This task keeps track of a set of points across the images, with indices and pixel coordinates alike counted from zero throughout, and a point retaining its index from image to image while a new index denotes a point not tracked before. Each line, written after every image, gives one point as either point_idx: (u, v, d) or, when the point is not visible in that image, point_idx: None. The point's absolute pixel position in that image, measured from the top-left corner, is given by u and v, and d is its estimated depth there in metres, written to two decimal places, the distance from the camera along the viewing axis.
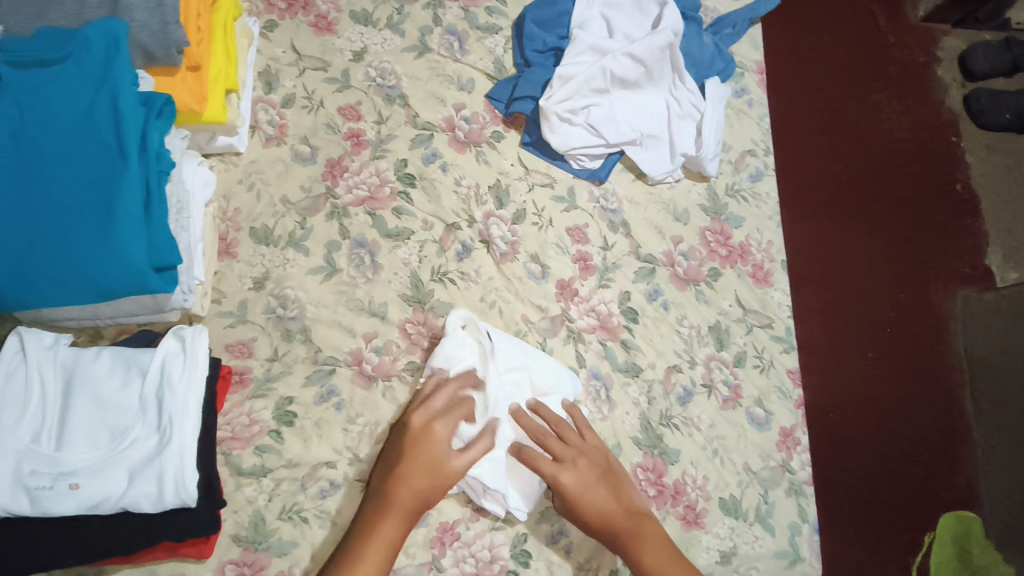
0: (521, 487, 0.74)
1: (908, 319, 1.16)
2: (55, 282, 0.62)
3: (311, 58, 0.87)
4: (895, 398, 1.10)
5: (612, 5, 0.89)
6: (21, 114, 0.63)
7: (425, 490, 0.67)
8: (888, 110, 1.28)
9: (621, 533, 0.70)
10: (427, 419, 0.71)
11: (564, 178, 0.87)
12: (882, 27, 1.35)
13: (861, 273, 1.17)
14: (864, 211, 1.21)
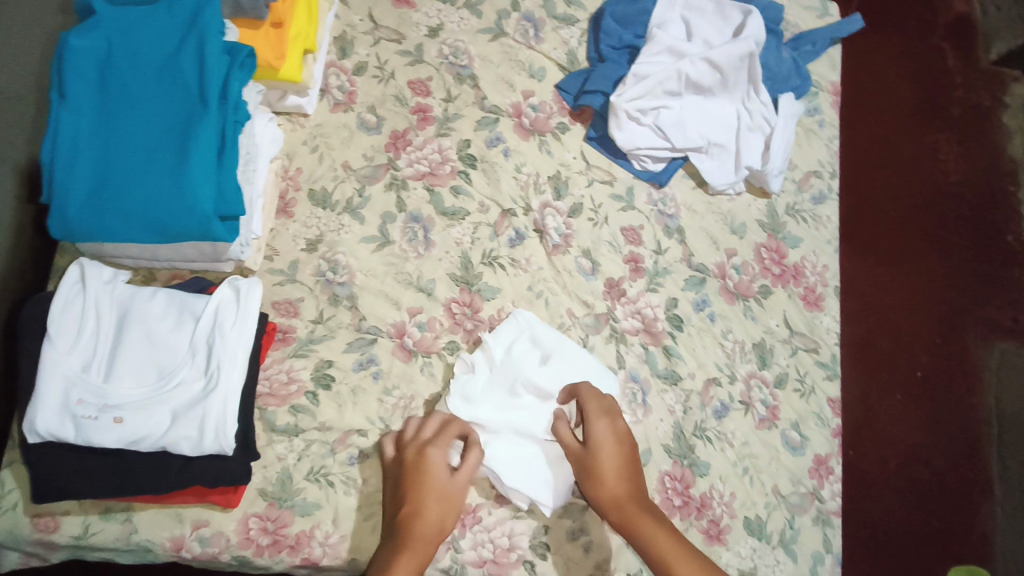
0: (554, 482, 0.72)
1: (941, 366, 1.14)
2: (123, 219, 0.63)
3: (387, 29, 0.87)
4: (919, 444, 1.08)
5: (694, 9, 0.87)
6: (110, 52, 0.64)
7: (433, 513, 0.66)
8: (945, 151, 1.25)
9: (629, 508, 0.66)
10: (418, 448, 0.69)
11: (624, 177, 0.86)
12: (951, 66, 1.31)
13: (897, 312, 1.16)
14: (908, 253, 1.19)
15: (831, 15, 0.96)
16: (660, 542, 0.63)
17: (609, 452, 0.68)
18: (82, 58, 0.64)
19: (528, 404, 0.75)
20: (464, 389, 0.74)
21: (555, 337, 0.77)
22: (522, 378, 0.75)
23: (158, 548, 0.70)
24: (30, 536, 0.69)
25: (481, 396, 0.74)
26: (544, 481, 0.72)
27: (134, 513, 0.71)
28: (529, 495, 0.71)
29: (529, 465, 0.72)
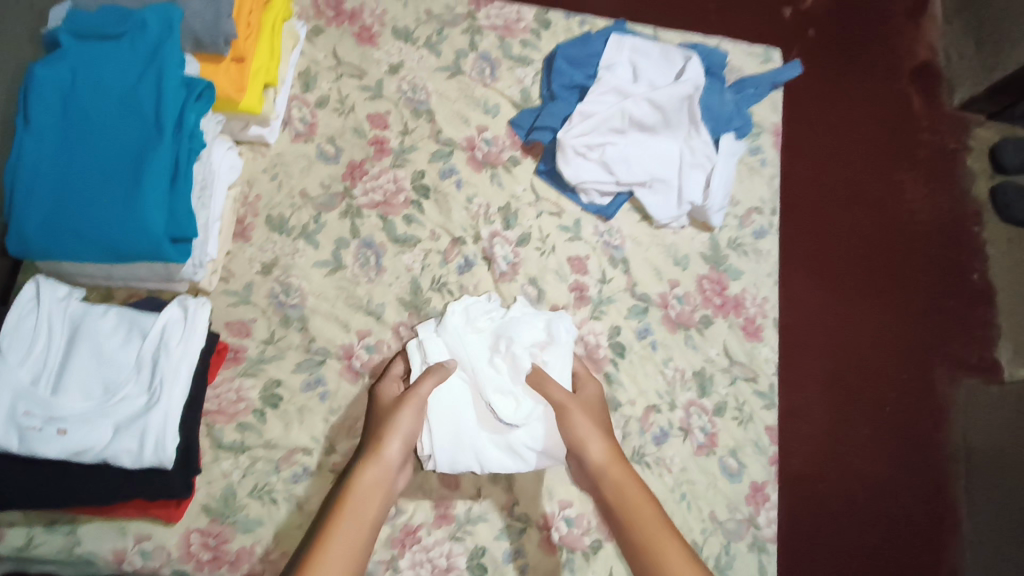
0: (463, 446, 0.73)
1: (908, 401, 1.16)
2: (78, 239, 0.67)
3: (349, 65, 0.92)
4: (886, 479, 1.10)
5: (641, 52, 0.92)
6: (73, 82, 0.68)
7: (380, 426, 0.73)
8: (911, 191, 1.28)
9: (614, 469, 0.70)
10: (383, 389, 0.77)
11: (572, 210, 0.90)
12: (916, 108, 1.35)
13: (863, 349, 1.17)
14: (879, 288, 1.21)
15: (774, 62, 1.01)
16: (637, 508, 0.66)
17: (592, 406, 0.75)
18: (46, 87, 0.67)
19: (501, 372, 0.75)
20: (463, 315, 0.78)
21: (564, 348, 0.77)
22: (511, 346, 0.75)
23: (100, 561, 0.71)
24: None
25: (472, 333, 0.77)
26: (459, 444, 0.73)
27: (77, 526, 0.72)
28: (437, 440, 0.73)
29: (459, 419, 0.73)
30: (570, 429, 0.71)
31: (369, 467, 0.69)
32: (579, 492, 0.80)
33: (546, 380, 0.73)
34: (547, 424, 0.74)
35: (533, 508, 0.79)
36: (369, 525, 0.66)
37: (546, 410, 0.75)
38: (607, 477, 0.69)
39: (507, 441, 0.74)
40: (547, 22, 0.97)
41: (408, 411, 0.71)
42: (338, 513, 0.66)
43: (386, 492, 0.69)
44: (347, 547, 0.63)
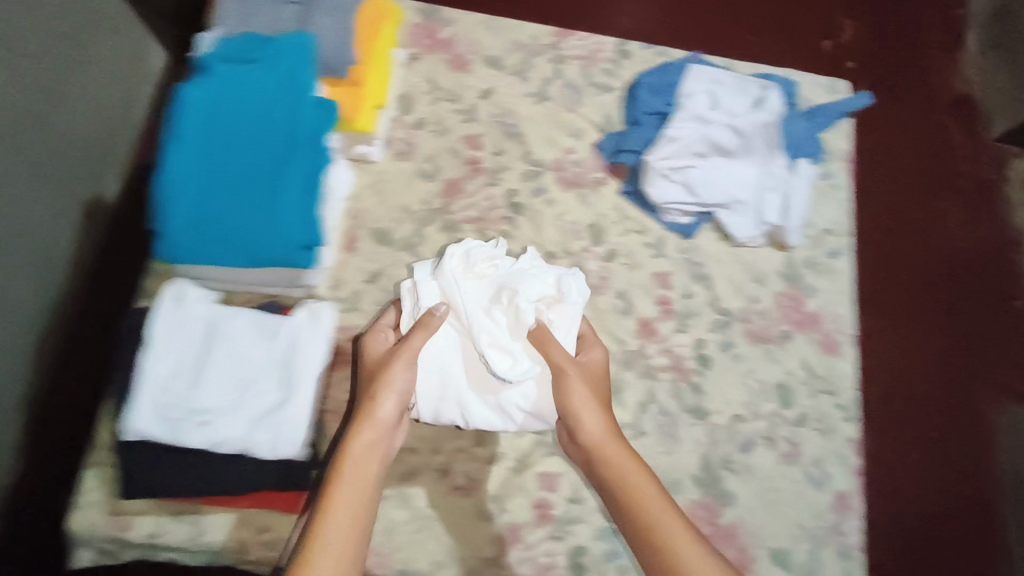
0: (456, 398, 0.75)
1: (952, 426, 1.15)
2: (223, 246, 0.72)
3: (445, 90, 0.97)
4: (933, 505, 1.08)
5: (717, 81, 0.97)
6: (217, 101, 0.73)
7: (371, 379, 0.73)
8: (951, 219, 1.31)
9: (611, 446, 0.71)
10: (373, 341, 0.77)
11: (654, 229, 0.94)
12: (954, 138, 1.38)
13: (908, 372, 1.17)
14: (922, 314, 1.21)
15: (838, 93, 1.05)
16: (637, 482, 0.68)
17: (594, 374, 0.78)
18: (194, 105, 0.73)
19: (499, 326, 0.75)
20: (465, 262, 0.77)
21: (570, 309, 0.78)
22: (514, 300, 0.74)
23: (223, 550, 0.76)
24: (105, 532, 0.76)
25: (472, 281, 0.77)
26: (449, 397, 0.76)
27: (202, 515, 0.77)
28: (424, 393, 0.76)
29: (451, 372, 0.75)
30: (569, 398, 0.73)
31: (363, 428, 0.69)
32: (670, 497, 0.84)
33: (547, 341, 0.74)
34: (540, 384, 0.76)
35: None
36: (372, 483, 0.66)
37: (542, 371, 0.75)
38: (604, 451, 0.71)
39: (500, 399, 0.75)
40: (627, 52, 1.03)
41: (401, 366, 0.72)
42: (339, 474, 0.65)
43: (383, 451, 0.69)
44: (351, 499, 0.64)
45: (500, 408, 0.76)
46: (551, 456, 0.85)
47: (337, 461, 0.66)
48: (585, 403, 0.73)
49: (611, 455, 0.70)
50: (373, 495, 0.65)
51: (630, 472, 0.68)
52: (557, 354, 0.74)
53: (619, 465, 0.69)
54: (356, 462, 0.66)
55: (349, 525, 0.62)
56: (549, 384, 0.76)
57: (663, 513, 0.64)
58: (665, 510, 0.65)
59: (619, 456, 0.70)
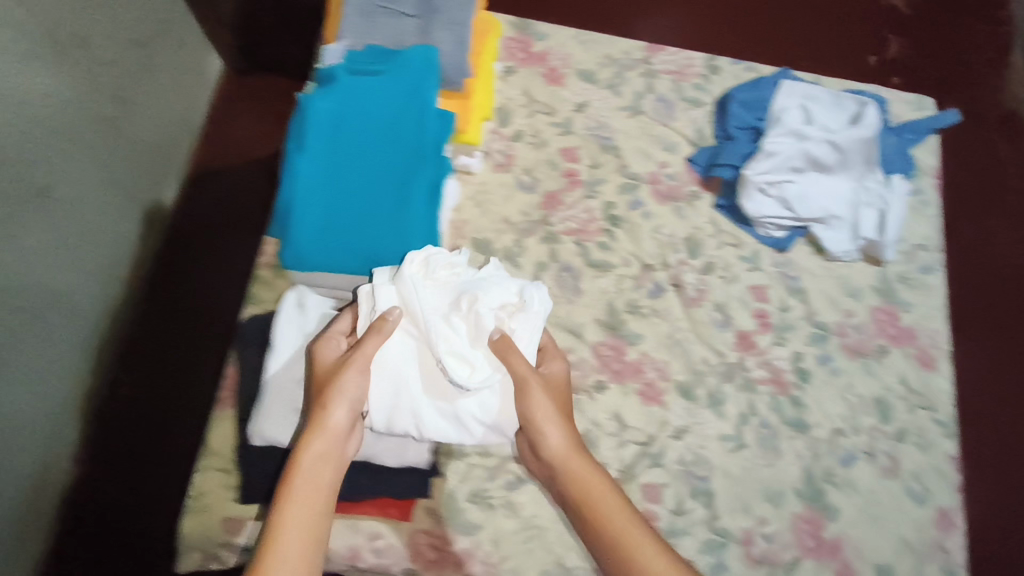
0: (409, 409, 0.69)
1: (1013, 447, 1.10)
2: (348, 254, 0.73)
3: (541, 103, 0.99)
4: (995, 528, 1.03)
5: (811, 98, 0.97)
6: (344, 111, 0.75)
7: (318, 387, 0.68)
8: (1002, 237, 1.29)
9: (574, 460, 0.70)
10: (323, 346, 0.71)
11: (749, 242, 0.95)
12: (1004, 159, 1.39)
13: (961, 389, 1.14)
14: (976, 330, 1.19)
15: (927, 108, 1.05)
16: (603, 499, 0.67)
17: (559, 387, 0.75)
18: (322, 114, 0.74)
19: (459, 333, 0.69)
20: (425, 265, 0.71)
21: (532, 319, 0.72)
22: (474, 305, 0.69)
23: (335, 557, 0.76)
24: (217, 538, 0.74)
25: (431, 286, 0.71)
26: (403, 406, 0.69)
27: None
28: (374, 400, 0.69)
29: (406, 378, 0.69)
30: (529, 412, 0.69)
31: (313, 440, 0.65)
32: (774, 510, 0.84)
33: (509, 350, 0.69)
34: (500, 395, 0.70)
35: (732, 522, 0.83)
36: (326, 500, 0.63)
37: (502, 381, 0.70)
38: (567, 466, 0.69)
39: (456, 409, 0.69)
40: (716, 67, 1.05)
41: (353, 372, 0.67)
42: (292, 492, 0.62)
43: (338, 463, 0.66)
44: (306, 518, 0.62)
45: (456, 419, 0.69)
46: (655, 467, 0.84)
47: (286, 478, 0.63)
48: (548, 416, 0.70)
49: (573, 470, 0.69)
50: (326, 508, 0.63)
51: (594, 487, 0.68)
52: (519, 364, 0.69)
53: (584, 480, 0.69)
54: (309, 476, 0.63)
55: (304, 544, 0.60)
56: (508, 396, 0.70)
57: (629, 531, 0.65)
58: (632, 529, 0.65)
59: (583, 471, 0.69)
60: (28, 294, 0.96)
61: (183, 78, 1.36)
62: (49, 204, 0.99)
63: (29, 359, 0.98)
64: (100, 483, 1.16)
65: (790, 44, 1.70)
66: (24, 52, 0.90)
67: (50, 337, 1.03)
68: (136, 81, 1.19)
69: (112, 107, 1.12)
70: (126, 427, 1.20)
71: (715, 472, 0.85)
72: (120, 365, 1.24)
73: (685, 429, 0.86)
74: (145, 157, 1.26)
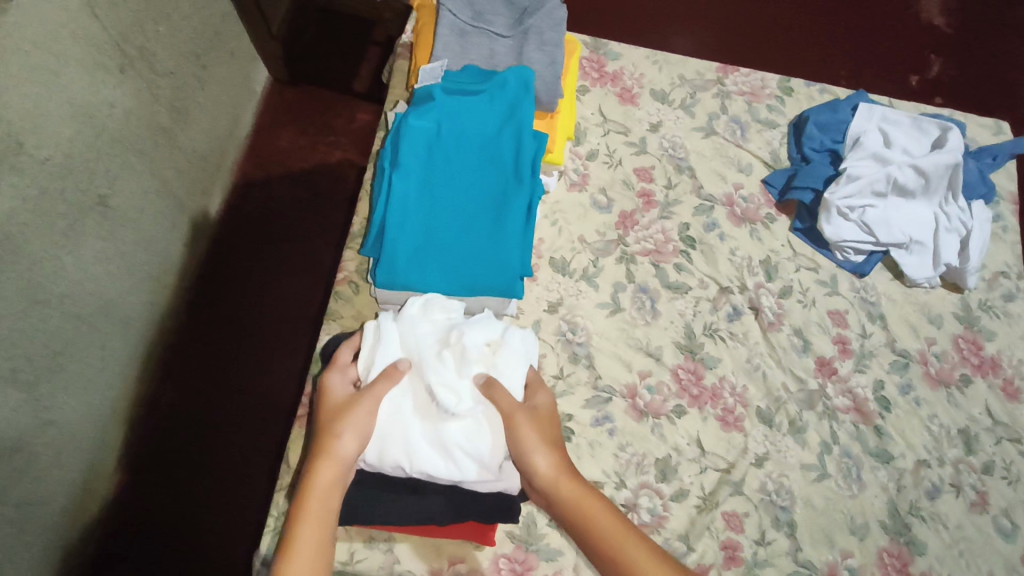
0: (402, 444, 0.66)
1: None
2: (442, 273, 0.72)
3: (615, 122, 0.99)
4: None
5: (890, 121, 0.96)
6: (440, 131, 0.76)
7: (327, 416, 0.65)
8: None
9: (562, 483, 0.65)
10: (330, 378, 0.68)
11: (827, 266, 0.94)
12: None
13: None
14: None
15: (1004, 134, 1.04)
16: (600, 520, 0.63)
17: (540, 409, 0.70)
18: (420, 133, 0.75)
19: (449, 367, 0.68)
20: (421, 305, 0.71)
21: (516, 355, 0.71)
22: (463, 340, 0.68)
23: None
24: None
25: (426, 323, 0.70)
26: (396, 438, 0.66)
27: (394, 543, 0.74)
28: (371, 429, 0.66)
29: (400, 411, 0.67)
30: (517, 444, 0.66)
31: (322, 467, 0.62)
32: (858, 542, 0.81)
33: (496, 388, 0.67)
34: (490, 431, 0.67)
35: (816, 554, 0.80)
36: (331, 529, 0.60)
37: (492, 419, 0.68)
38: (554, 491, 0.65)
39: (445, 442, 0.66)
40: (789, 89, 1.05)
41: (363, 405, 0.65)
42: (299, 519, 0.59)
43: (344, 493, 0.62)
44: (312, 547, 0.58)
45: (446, 453, 0.66)
46: (737, 495, 0.81)
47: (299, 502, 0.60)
48: (536, 443, 0.66)
49: (562, 494, 0.65)
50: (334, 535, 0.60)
51: (588, 509, 0.64)
52: (506, 398, 0.67)
53: (575, 503, 0.64)
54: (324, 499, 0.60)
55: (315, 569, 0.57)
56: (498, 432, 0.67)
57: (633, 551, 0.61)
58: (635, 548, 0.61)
59: (574, 496, 0.64)
60: (85, 302, 0.97)
61: (235, 90, 1.36)
62: (108, 215, 1.00)
63: (82, 367, 0.98)
64: (149, 494, 1.16)
65: (831, 54, 1.70)
66: (91, 63, 0.90)
67: (101, 346, 1.03)
68: (192, 92, 1.19)
69: (169, 115, 1.12)
70: (173, 438, 1.20)
71: (797, 503, 0.82)
72: (169, 375, 1.24)
73: (766, 456, 0.84)
74: (196, 167, 1.26)
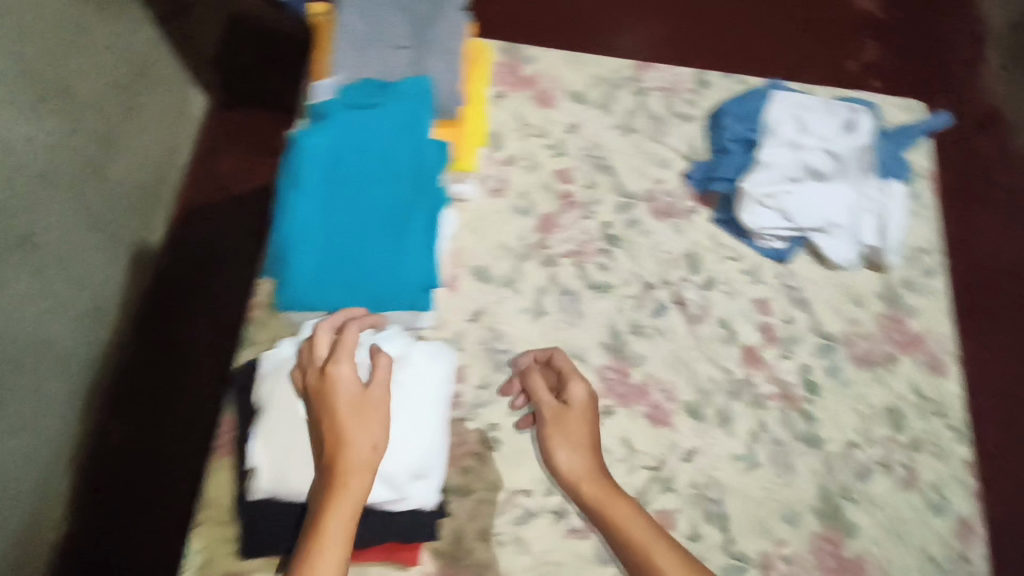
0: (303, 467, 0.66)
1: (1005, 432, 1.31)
2: (346, 291, 0.72)
3: (532, 126, 0.98)
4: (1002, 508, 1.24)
5: (804, 108, 0.97)
6: (337, 147, 0.75)
7: (350, 424, 0.64)
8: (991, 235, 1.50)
9: (596, 490, 0.75)
10: (343, 375, 0.65)
11: (750, 255, 0.94)
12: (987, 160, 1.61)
13: None
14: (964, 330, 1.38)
15: (919, 111, 1.05)
16: (630, 527, 0.71)
17: (578, 414, 0.79)
18: (316, 151, 0.74)
19: None
20: (322, 326, 0.71)
21: (421, 372, 0.71)
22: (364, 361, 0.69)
23: None
24: None
25: None
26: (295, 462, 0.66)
27: None
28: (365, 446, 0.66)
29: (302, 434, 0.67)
30: (558, 439, 0.78)
31: (352, 482, 0.62)
32: (792, 530, 0.81)
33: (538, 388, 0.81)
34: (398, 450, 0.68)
35: (750, 546, 0.79)
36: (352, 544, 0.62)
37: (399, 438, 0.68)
38: (592, 499, 0.75)
39: None
40: (707, 82, 1.05)
41: (378, 417, 0.65)
42: (323, 535, 0.60)
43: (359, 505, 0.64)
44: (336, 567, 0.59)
45: None
46: (668, 492, 0.81)
47: (326, 514, 0.61)
48: (570, 442, 0.78)
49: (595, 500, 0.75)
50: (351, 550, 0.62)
51: (618, 515, 0.73)
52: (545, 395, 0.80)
53: (606, 510, 0.73)
54: (349, 498, 0.62)
55: None
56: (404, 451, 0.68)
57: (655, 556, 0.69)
58: (658, 552, 0.69)
59: (608, 502, 0.74)
60: (15, 341, 0.94)
61: (167, 118, 1.33)
62: (34, 253, 0.97)
63: (21, 407, 0.96)
64: (96, 536, 1.13)
65: (776, 46, 1.71)
66: None
67: (37, 388, 0.99)
68: (120, 119, 1.17)
69: (95, 144, 1.10)
70: (118, 476, 1.18)
71: (729, 495, 0.81)
72: (109, 411, 1.21)
73: (696, 451, 0.83)
74: (132, 196, 1.23)
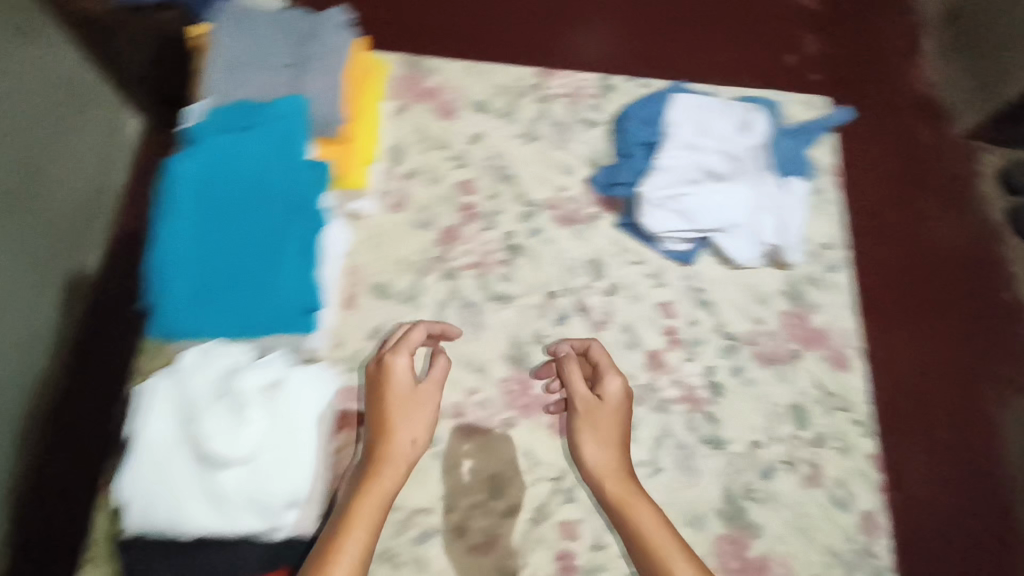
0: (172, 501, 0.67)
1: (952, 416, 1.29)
2: (218, 313, 0.76)
3: (433, 137, 0.97)
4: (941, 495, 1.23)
5: (704, 108, 0.98)
6: (208, 176, 0.78)
7: (394, 416, 0.76)
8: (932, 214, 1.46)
9: (619, 489, 0.76)
10: (399, 371, 0.78)
11: (654, 259, 0.94)
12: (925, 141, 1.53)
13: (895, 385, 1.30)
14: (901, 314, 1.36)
15: (822, 106, 1.06)
16: (650, 528, 0.72)
17: (611, 411, 0.80)
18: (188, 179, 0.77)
19: (221, 419, 0.68)
20: (199, 354, 0.73)
21: (297, 398, 0.72)
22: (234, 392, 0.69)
23: None
24: None
25: (201, 377, 0.71)
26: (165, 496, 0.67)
27: None
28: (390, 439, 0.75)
29: (173, 467, 0.68)
30: (586, 437, 0.80)
31: (385, 469, 0.72)
32: (695, 534, 0.81)
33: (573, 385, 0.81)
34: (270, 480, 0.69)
35: None
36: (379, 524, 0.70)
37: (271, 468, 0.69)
38: (615, 497, 0.76)
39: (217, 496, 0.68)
40: (611, 86, 1.05)
41: (421, 410, 0.77)
42: (354, 514, 0.69)
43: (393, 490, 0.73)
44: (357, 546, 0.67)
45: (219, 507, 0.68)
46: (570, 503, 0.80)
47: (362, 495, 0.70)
48: (601, 440, 0.79)
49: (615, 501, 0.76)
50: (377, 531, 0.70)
51: (638, 516, 0.73)
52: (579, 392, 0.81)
53: (626, 508, 0.74)
54: (384, 484, 0.71)
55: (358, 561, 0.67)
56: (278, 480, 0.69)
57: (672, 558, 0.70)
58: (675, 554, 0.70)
59: (629, 503, 0.75)
60: None
61: (107, 143, 1.28)
62: None
63: None
64: None
65: None
66: None
67: None
68: (47, 139, 1.13)
69: (19, 166, 1.06)
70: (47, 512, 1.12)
71: None
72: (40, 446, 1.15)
73: None
74: (69, 220, 1.19)
